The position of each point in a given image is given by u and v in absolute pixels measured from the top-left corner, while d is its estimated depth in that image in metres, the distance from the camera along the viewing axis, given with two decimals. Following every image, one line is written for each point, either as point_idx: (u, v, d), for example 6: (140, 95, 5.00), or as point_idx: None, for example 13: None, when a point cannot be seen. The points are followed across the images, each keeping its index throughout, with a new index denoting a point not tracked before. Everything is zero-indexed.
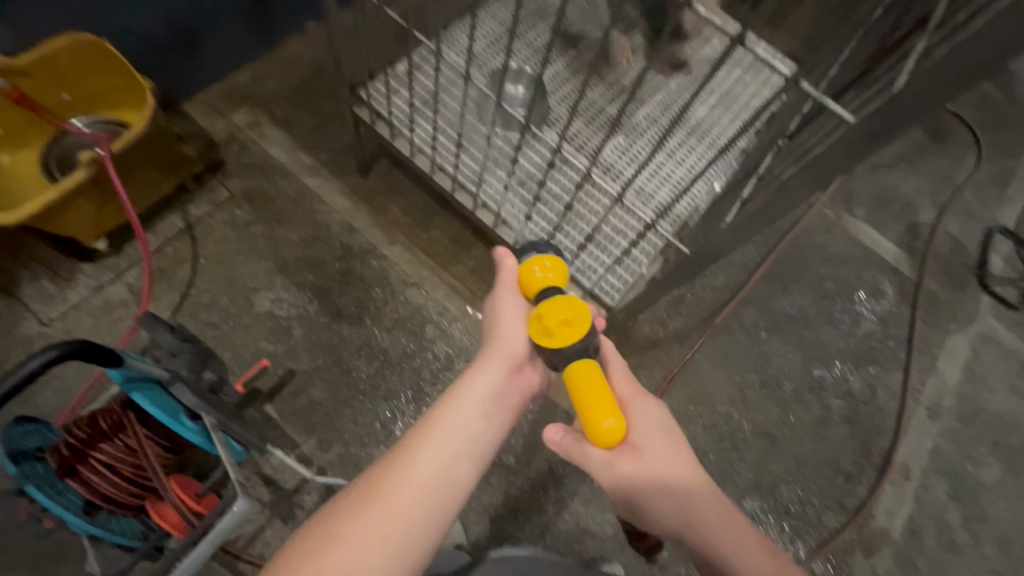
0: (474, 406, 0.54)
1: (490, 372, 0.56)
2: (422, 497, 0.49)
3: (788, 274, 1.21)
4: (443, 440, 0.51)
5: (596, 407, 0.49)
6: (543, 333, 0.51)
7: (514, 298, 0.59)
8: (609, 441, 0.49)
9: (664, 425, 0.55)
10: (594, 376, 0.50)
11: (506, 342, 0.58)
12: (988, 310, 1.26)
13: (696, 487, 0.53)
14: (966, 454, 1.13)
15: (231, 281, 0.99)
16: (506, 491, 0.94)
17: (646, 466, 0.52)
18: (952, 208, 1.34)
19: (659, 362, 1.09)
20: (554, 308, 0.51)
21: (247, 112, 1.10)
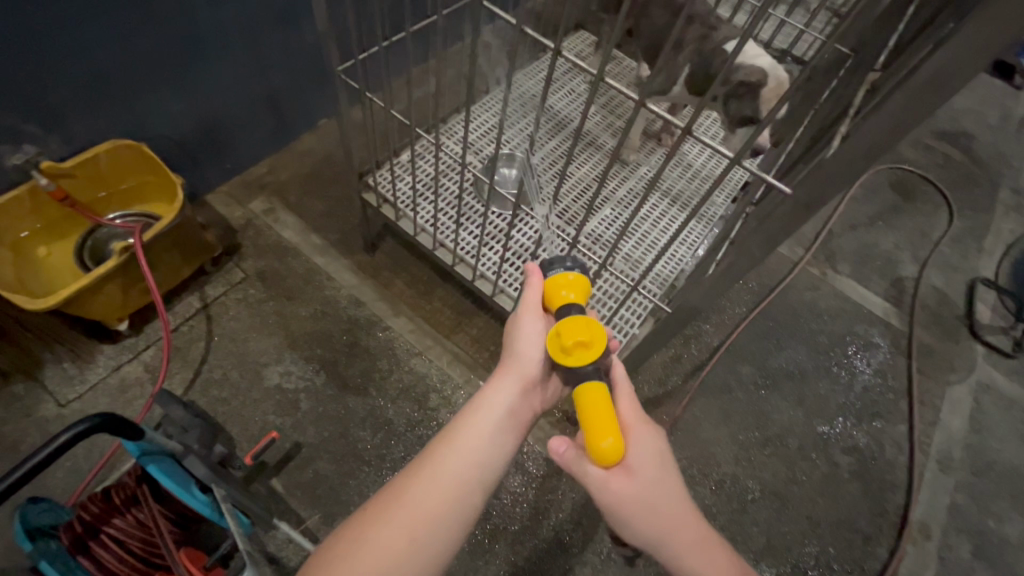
0: (491, 420, 0.54)
1: (511, 386, 0.56)
2: (446, 506, 0.49)
3: (780, 330, 1.24)
4: (463, 452, 0.52)
5: (598, 426, 0.47)
6: (561, 354, 0.51)
7: (535, 319, 0.58)
8: (606, 462, 0.47)
9: (660, 454, 0.54)
10: (604, 397, 0.49)
11: (524, 357, 0.57)
12: (984, 359, 1.28)
13: (686, 523, 0.52)
14: (986, 509, 1.10)
15: (242, 357, 1.03)
16: (514, 562, 0.92)
17: (637, 491, 0.50)
18: (933, 262, 1.40)
19: (662, 422, 1.10)
20: (571, 329, 0.51)
21: (264, 200, 1.20)
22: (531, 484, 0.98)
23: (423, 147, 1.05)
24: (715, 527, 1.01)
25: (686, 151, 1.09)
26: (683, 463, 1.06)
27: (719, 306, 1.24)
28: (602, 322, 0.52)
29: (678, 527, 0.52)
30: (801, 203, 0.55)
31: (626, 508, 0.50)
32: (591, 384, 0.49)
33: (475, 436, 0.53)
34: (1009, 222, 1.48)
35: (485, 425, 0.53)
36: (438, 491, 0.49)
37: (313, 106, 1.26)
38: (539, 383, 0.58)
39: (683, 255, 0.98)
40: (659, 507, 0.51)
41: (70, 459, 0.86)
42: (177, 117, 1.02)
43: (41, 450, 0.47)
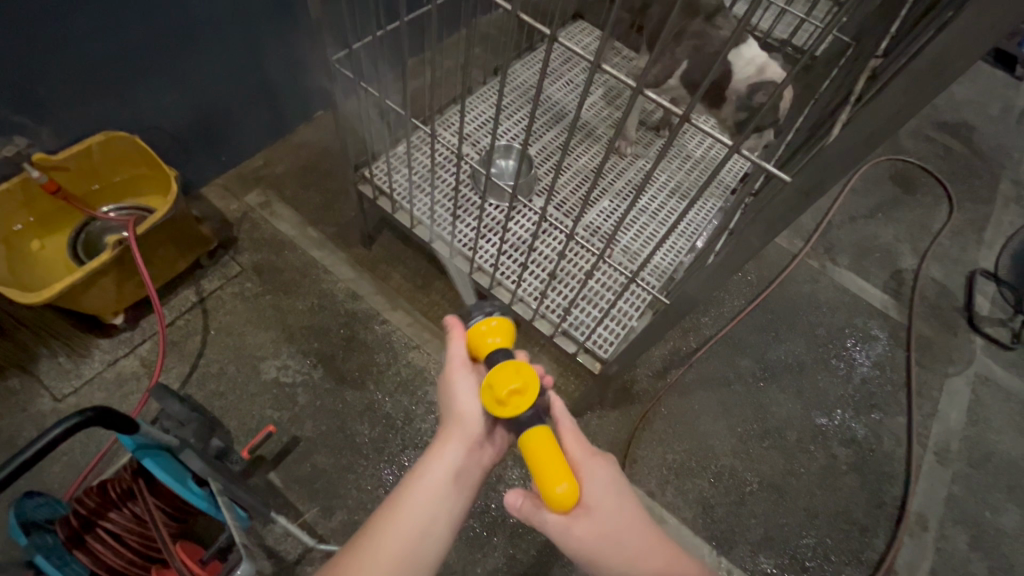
0: (430, 490, 0.51)
1: (452, 449, 0.53)
2: None
3: (779, 322, 1.24)
4: (400, 530, 0.48)
5: (550, 473, 0.45)
6: (495, 406, 0.49)
7: (467, 373, 0.56)
8: (563, 507, 0.45)
9: (613, 483, 0.51)
10: (551, 441, 0.46)
11: (462, 416, 0.54)
12: (983, 351, 1.28)
13: (656, 550, 0.49)
14: (983, 500, 1.10)
15: (239, 351, 1.02)
16: (512, 555, 0.92)
17: (600, 529, 0.48)
18: (932, 254, 1.39)
19: (660, 414, 1.09)
20: (501, 379, 0.48)
21: (260, 193, 1.20)
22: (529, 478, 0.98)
23: (420, 138, 1.04)
24: (713, 519, 1.01)
25: (684, 141, 1.08)
26: (681, 456, 1.06)
27: (717, 298, 1.24)
28: (532, 362, 0.50)
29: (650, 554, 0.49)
30: (800, 192, 0.54)
31: (589, 550, 0.47)
32: (535, 429, 0.47)
33: (412, 510, 0.49)
34: (1009, 214, 1.48)
35: (423, 497, 0.50)
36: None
37: (309, 98, 1.25)
38: (482, 440, 0.55)
39: (681, 248, 0.97)
40: (624, 538, 0.48)
41: (67, 453, 0.86)
42: (170, 108, 1.01)
43: (30, 447, 0.47)
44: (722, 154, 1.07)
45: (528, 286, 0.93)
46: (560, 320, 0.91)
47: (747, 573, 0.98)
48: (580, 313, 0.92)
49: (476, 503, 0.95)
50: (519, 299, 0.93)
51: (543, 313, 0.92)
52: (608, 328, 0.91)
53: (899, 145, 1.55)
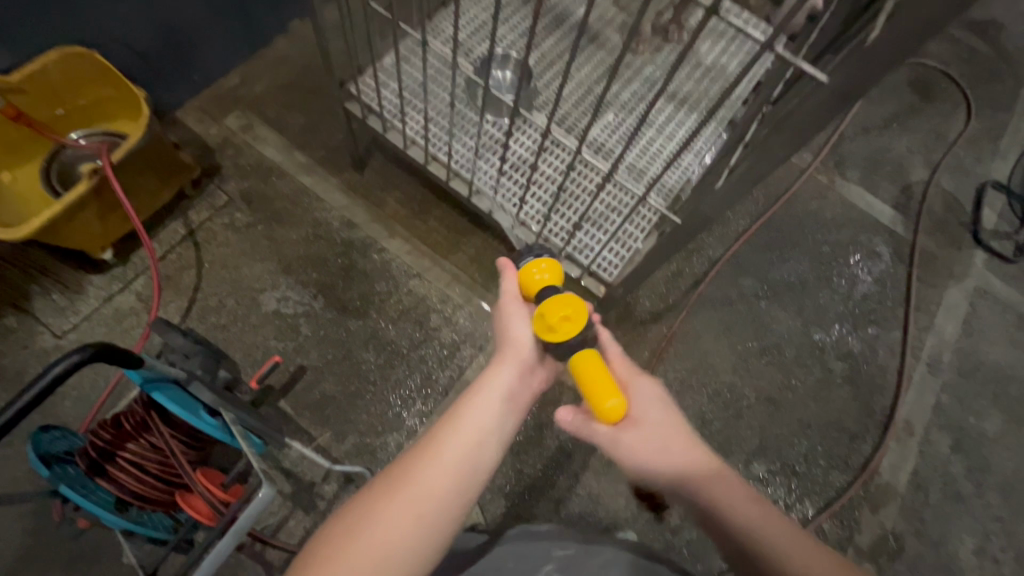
0: (489, 405, 0.57)
1: (508, 371, 0.59)
2: (452, 479, 0.52)
3: (784, 241, 1.23)
4: (463, 438, 0.54)
5: (599, 389, 0.50)
6: (547, 334, 0.53)
7: (518, 306, 0.61)
8: (612, 421, 0.51)
9: (657, 397, 0.58)
10: (597, 362, 0.52)
11: (517, 340, 0.60)
12: (983, 264, 1.28)
13: (695, 455, 0.55)
14: (968, 407, 1.15)
15: (237, 283, 1.00)
16: (519, 469, 0.97)
17: (645, 437, 0.54)
18: (945, 167, 1.36)
19: (661, 335, 1.10)
20: (554, 311, 0.52)
21: (239, 116, 1.12)
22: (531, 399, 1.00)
23: (409, 47, 0.95)
24: (711, 431, 1.06)
25: (699, 44, 0.99)
26: (683, 373, 1.09)
27: (723, 218, 1.21)
28: (581, 297, 0.54)
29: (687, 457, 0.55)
30: (836, 92, 0.52)
31: (635, 455, 0.54)
32: (583, 353, 0.52)
33: (475, 420, 0.55)
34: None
35: (484, 410, 0.56)
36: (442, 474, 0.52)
37: (283, 5, 1.13)
38: (535, 365, 0.61)
39: (692, 164, 0.92)
40: (666, 446, 0.54)
41: (76, 388, 0.87)
42: (131, 19, 0.92)
43: (33, 387, 0.46)
44: (742, 54, 0.97)
45: (530, 209, 0.90)
46: (564, 244, 0.90)
47: (740, 479, 1.03)
48: (585, 236, 0.90)
49: None
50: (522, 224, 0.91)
51: (547, 237, 0.90)
52: (613, 251, 0.90)
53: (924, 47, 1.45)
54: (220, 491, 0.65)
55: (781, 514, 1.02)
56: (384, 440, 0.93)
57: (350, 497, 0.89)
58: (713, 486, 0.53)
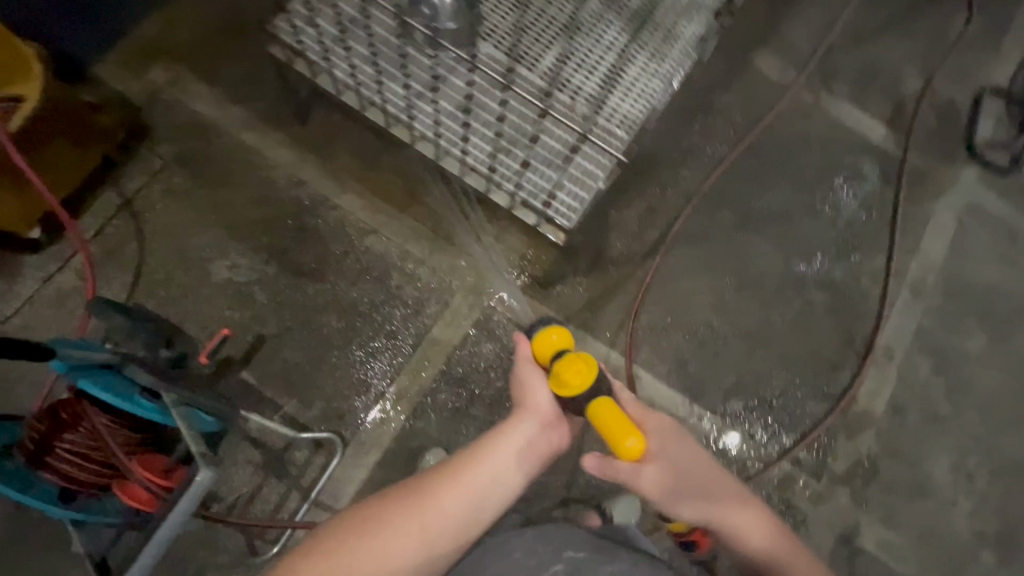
0: (508, 453, 0.65)
1: (529, 423, 0.67)
2: (461, 513, 0.62)
3: (765, 168, 1.16)
4: (478, 478, 0.63)
5: (618, 431, 0.58)
6: (561, 384, 0.61)
7: (537, 371, 0.68)
8: (631, 456, 0.59)
9: (673, 431, 0.69)
10: (612, 408, 0.60)
11: (538, 401, 0.67)
12: (976, 178, 1.22)
13: (710, 484, 0.67)
14: (952, 328, 1.12)
15: (182, 253, 0.95)
16: (493, 423, 0.95)
17: (669, 477, 0.65)
18: (940, 74, 1.27)
19: (636, 278, 1.05)
20: (569, 372, 0.61)
21: (165, 69, 1.02)
22: (500, 353, 0.97)
23: None
24: (688, 371, 1.03)
25: None
26: (659, 315, 1.05)
27: (699, 148, 1.13)
28: (594, 354, 0.62)
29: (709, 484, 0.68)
30: None
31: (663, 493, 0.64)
32: (600, 401, 0.59)
33: (492, 464, 0.64)
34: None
35: (501, 452, 0.65)
36: (456, 499, 0.62)
37: None
38: (552, 421, 0.68)
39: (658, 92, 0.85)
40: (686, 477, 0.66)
41: (27, 374, 0.84)
42: None
43: None
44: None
45: (476, 152, 0.83)
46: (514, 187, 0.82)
47: (718, 417, 1.02)
48: (538, 177, 0.82)
49: (454, 378, 0.95)
50: (470, 169, 0.83)
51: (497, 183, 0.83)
52: (569, 192, 0.82)
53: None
54: (161, 477, 0.62)
55: (757, 449, 1.02)
56: (352, 404, 0.92)
57: (323, 462, 0.89)
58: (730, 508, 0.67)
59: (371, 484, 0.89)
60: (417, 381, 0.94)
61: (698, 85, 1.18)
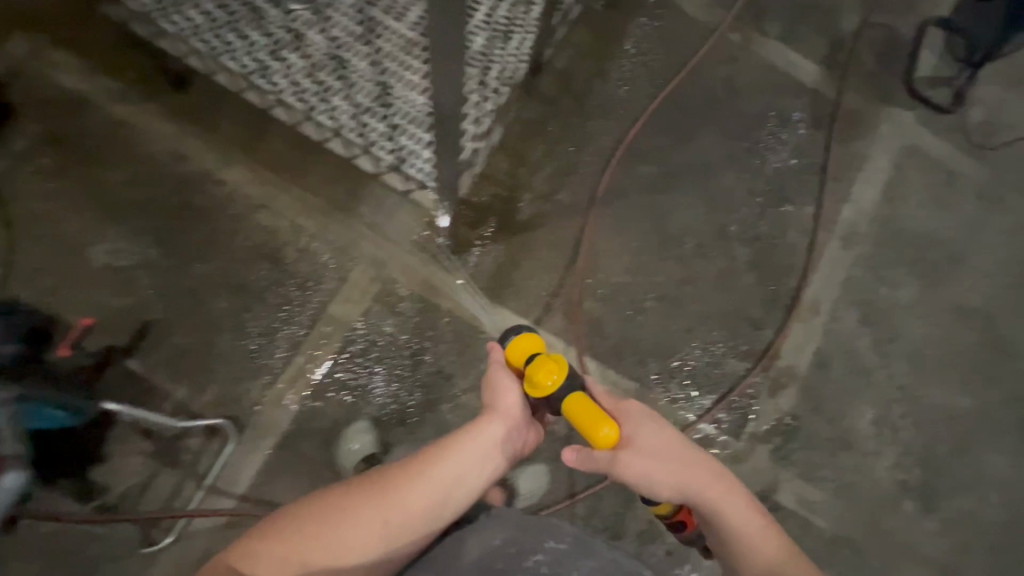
0: (472, 451, 0.60)
1: (498, 425, 0.63)
2: (421, 514, 0.57)
3: (688, 117, 1.09)
4: (440, 477, 0.58)
5: (591, 422, 0.57)
6: (533, 383, 0.60)
7: (509, 373, 0.65)
8: (605, 445, 0.57)
9: (649, 414, 0.62)
10: (587, 402, 0.58)
11: (510, 404, 0.64)
12: (915, 117, 1.15)
13: (695, 470, 0.61)
14: (882, 277, 1.08)
15: (57, 239, 0.90)
16: (397, 400, 0.92)
17: (646, 461, 0.59)
18: (882, 4, 1.19)
19: (548, 242, 1.00)
20: (542, 371, 0.59)
21: (25, 39, 0.94)
22: (404, 328, 0.93)
23: None
24: (604, 336, 0.99)
25: None
26: (575, 277, 1.00)
27: (615, 99, 1.06)
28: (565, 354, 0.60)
29: (696, 475, 0.60)
30: None
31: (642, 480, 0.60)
32: (574, 396, 0.57)
33: (455, 463, 0.59)
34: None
35: (467, 453, 0.60)
36: (417, 498, 0.57)
37: None
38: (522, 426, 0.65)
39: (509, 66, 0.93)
40: (668, 461, 0.60)
41: None
42: None
43: None
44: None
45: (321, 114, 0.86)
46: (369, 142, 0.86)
47: (635, 381, 0.99)
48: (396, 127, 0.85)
49: (355, 356, 0.92)
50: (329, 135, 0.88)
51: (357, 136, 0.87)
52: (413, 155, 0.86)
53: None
54: None
55: (675, 411, 0.99)
56: (247, 387, 0.89)
57: (218, 447, 0.87)
58: (720, 504, 0.60)
59: (270, 468, 0.87)
60: (316, 360, 0.91)
61: (616, 30, 1.10)
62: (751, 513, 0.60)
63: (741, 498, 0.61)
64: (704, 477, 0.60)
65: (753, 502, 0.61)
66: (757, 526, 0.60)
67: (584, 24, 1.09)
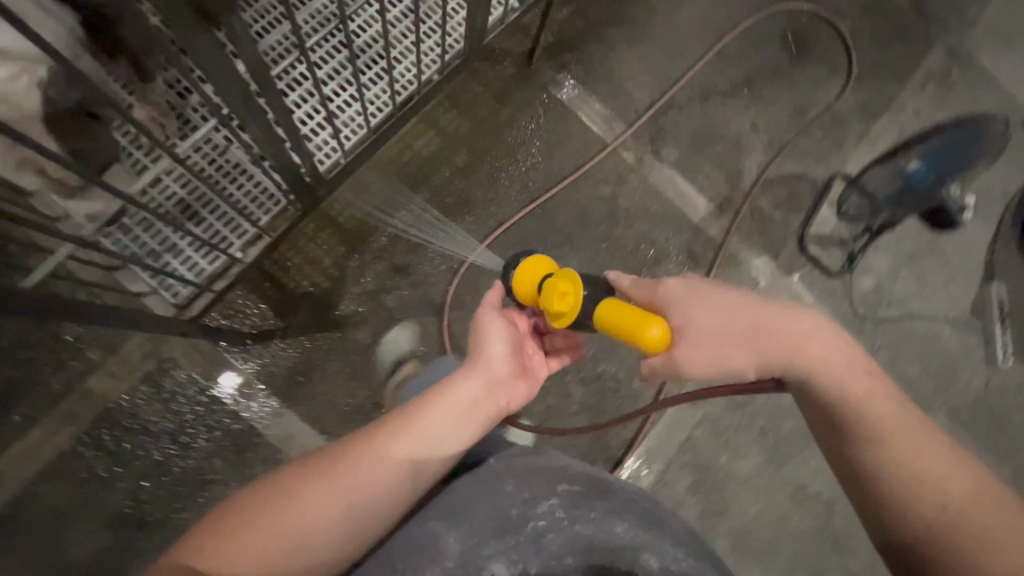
0: (450, 409, 0.53)
1: (476, 378, 0.56)
2: (393, 477, 0.49)
3: (555, 234, 1.01)
4: (418, 435, 0.51)
5: (632, 324, 0.53)
6: (551, 308, 0.59)
7: (495, 318, 0.62)
8: (653, 348, 0.53)
9: (698, 289, 0.56)
10: (618, 307, 0.55)
11: (492, 356, 0.59)
12: (799, 276, 1.10)
13: (788, 327, 0.53)
14: (724, 444, 1.01)
15: None
16: (137, 495, 0.82)
17: (708, 342, 0.54)
18: (791, 151, 1.13)
19: (363, 346, 0.90)
20: (555, 295, 0.59)
21: None
22: (173, 416, 0.84)
23: None
24: None
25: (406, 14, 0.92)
26: (383, 391, 0.90)
27: (480, 201, 0.99)
28: (577, 271, 0.61)
29: (775, 337, 0.52)
30: None
31: (712, 369, 0.54)
32: (605, 302, 0.55)
33: (433, 421, 0.52)
34: (919, 98, 1.19)
35: (444, 413, 0.53)
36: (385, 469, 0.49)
37: None
38: (506, 381, 0.59)
39: (259, 201, 0.85)
40: (734, 336, 0.53)
41: None
42: None
43: None
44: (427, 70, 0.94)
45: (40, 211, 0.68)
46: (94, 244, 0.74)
47: None
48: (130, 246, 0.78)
49: (105, 441, 0.82)
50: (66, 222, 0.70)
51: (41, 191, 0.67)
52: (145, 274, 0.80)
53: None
54: None
55: None
56: None
57: None
58: (812, 364, 0.51)
59: None
60: (55, 437, 0.81)
61: (501, 127, 1.02)
62: (853, 363, 0.51)
63: (836, 341, 0.52)
64: (785, 338, 0.52)
65: (851, 345, 0.53)
66: (869, 388, 0.51)
67: (468, 112, 1.01)
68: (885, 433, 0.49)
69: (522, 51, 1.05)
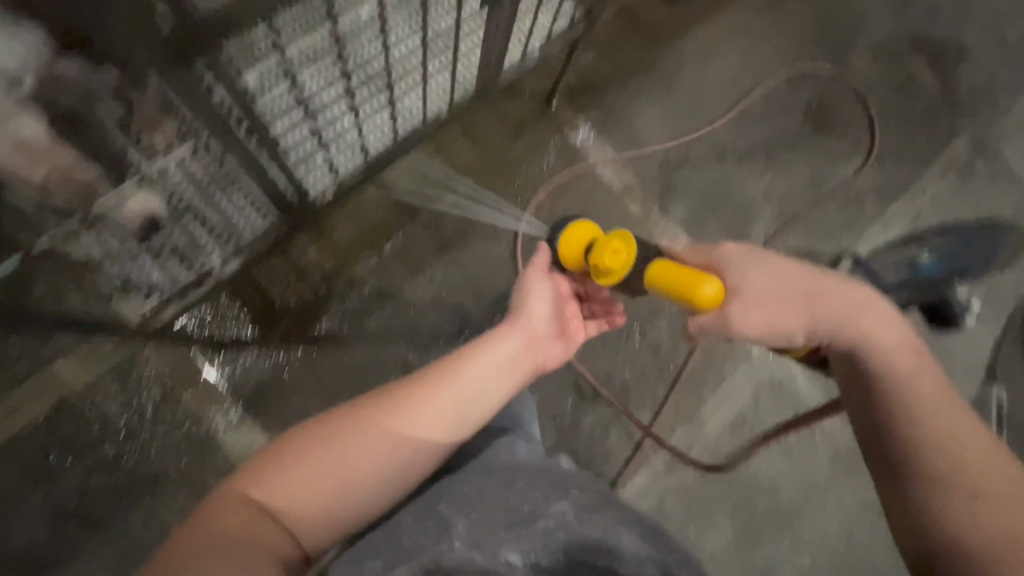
0: (494, 360, 0.56)
1: (520, 336, 0.60)
2: (447, 415, 0.51)
3: None
4: (467, 381, 0.53)
5: (686, 282, 0.58)
6: (601, 266, 0.68)
7: (542, 278, 0.66)
8: (707, 305, 0.57)
9: (760, 254, 0.59)
10: (670, 267, 0.60)
11: (535, 315, 0.62)
12: None
13: (842, 297, 0.55)
14: (694, 515, 0.97)
15: None
16: (84, 487, 0.80)
17: (763, 305, 0.56)
18: (802, 222, 1.11)
19: (338, 365, 0.89)
20: (609, 253, 0.67)
21: None
22: (134, 411, 0.83)
23: None
24: None
25: None
26: None
27: (477, 232, 0.97)
28: (632, 233, 0.70)
29: (828, 303, 0.55)
30: None
31: (766, 331, 0.56)
32: (657, 263, 0.61)
33: (478, 369, 0.54)
34: (939, 186, 1.17)
35: (489, 361, 0.56)
36: (442, 406, 0.51)
37: None
38: (546, 338, 0.63)
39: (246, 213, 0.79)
40: (789, 303, 0.56)
41: None
42: None
43: None
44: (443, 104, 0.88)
45: None
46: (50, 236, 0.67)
47: None
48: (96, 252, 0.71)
49: (62, 428, 0.80)
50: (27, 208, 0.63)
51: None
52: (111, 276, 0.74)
53: (826, 26, 1.20)
54: None
55: None
56: None
57: None
58: (859, 330, 0.53)
59: None
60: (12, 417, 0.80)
61: (510, 162, 1.01)
62: (899, 340, 0.53)
63: (885, 315, 0.54)
64: (841, 303, 0.54)
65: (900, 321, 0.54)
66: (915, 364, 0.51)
67: (480, 144, 1.01)
68: (934, 419, 0.47)
69: (543, 89, 1.05)
